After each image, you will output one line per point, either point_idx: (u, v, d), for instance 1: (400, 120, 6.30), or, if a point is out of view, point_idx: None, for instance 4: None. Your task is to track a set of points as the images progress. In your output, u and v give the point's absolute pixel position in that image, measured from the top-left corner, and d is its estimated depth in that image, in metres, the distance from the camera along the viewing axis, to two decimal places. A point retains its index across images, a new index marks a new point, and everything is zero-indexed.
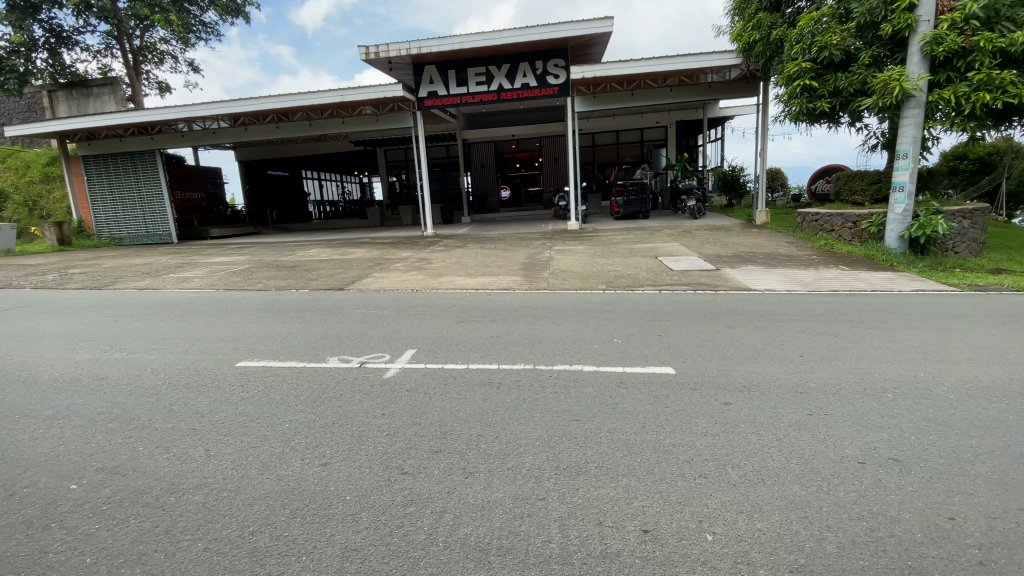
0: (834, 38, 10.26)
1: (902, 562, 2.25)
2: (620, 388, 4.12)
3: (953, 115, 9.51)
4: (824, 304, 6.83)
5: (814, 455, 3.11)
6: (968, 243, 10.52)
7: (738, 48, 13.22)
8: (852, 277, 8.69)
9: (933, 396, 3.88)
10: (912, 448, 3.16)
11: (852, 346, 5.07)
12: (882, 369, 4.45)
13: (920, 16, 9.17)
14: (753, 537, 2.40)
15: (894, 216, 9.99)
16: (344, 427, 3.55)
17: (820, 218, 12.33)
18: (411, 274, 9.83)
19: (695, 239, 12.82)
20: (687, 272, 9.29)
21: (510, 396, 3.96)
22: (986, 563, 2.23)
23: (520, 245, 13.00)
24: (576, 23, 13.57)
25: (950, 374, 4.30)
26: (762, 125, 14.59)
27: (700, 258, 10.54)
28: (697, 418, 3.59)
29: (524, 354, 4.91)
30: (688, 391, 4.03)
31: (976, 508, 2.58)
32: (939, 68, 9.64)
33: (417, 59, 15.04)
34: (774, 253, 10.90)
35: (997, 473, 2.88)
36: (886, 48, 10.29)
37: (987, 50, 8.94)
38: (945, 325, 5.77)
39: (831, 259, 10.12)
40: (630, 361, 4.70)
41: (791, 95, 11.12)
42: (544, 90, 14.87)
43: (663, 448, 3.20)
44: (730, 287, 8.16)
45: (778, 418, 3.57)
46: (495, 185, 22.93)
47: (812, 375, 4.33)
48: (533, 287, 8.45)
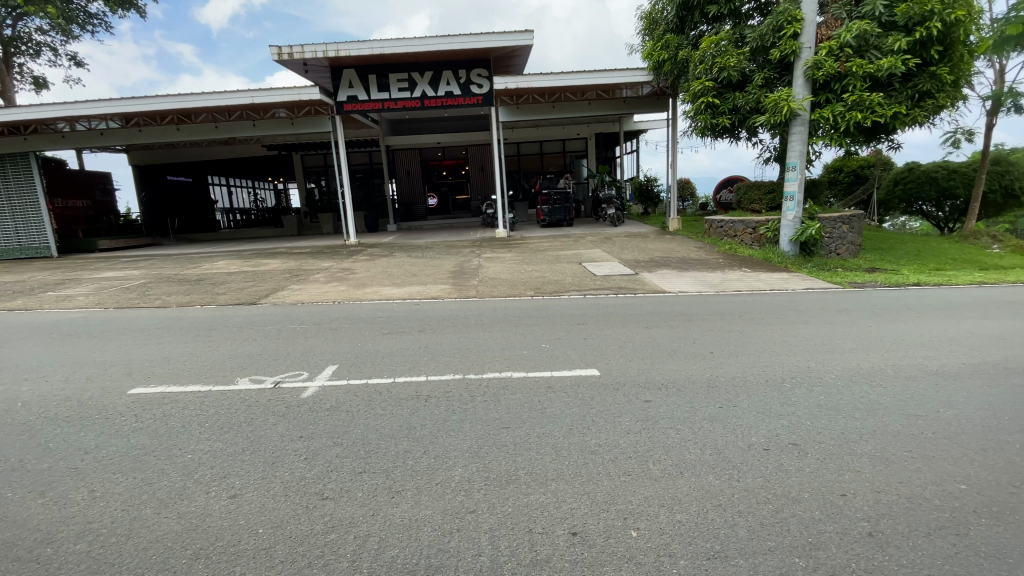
0: (732, 61, 11.25)
1: (803, 539, 2.46)
2: (548, 392, 4.18)
3: (832, 132, 10.72)
4: (730, 304, 7.41)
5: (725, 445, 3.33)
6: (848, 245, 11.84)
7: (648, 67, 14.07)
8: (753, 278, 9.52)
9: (824, 382, 4.34)
10: (808, 432, 3.48)
11: (755, 341, 5.52)
12: (781, 361, 4.88)
13: (803, 44, 10.33)
14: (674, 529, 2.51)
15: (786, 223, 11.16)
16: (255, 453, 3.28)
17: (724, 225, 13.33)
18: (333, 285, 9.39)
19: (616, 245, 13.42)
20: (609, 277, 9.65)
21: (440, 408, 3.87)
22: (873, 534, 2.48)
23: (447, 253, 12.91)
24: (497, 34, 13.81)
25: (836, 362, 4.82)
26: (672, 139, 15.59)
27: (622, 263, 11.04)
28: (621, 417, 3.72)
29: (453, 364, 4.84)
30: (613, 391, 4.19)
31: (863, 484, 2.89)
32: (820, 90, 10.79)
33: (335, 63, 14.50)
34: (685, 257, 11.67)
35: (878, 450, 3.24)
36: (776, 71, 11.48)
37: (858, 74, 10.12)
38: (831, 318, 6.48)
39: (734, 261, 11.03)
40: (557, 366, 4.79)
41: (696, 112, 12.00)
42: (467, 98, 14.93)
43: (589, 448, 3.28)
44: (648, 290, 8.62)
45: (694, 412, 3.80)
46: (421, 192, 22.62)
47: (721, 370, 4.65)
48: (462, 295, 8.41)
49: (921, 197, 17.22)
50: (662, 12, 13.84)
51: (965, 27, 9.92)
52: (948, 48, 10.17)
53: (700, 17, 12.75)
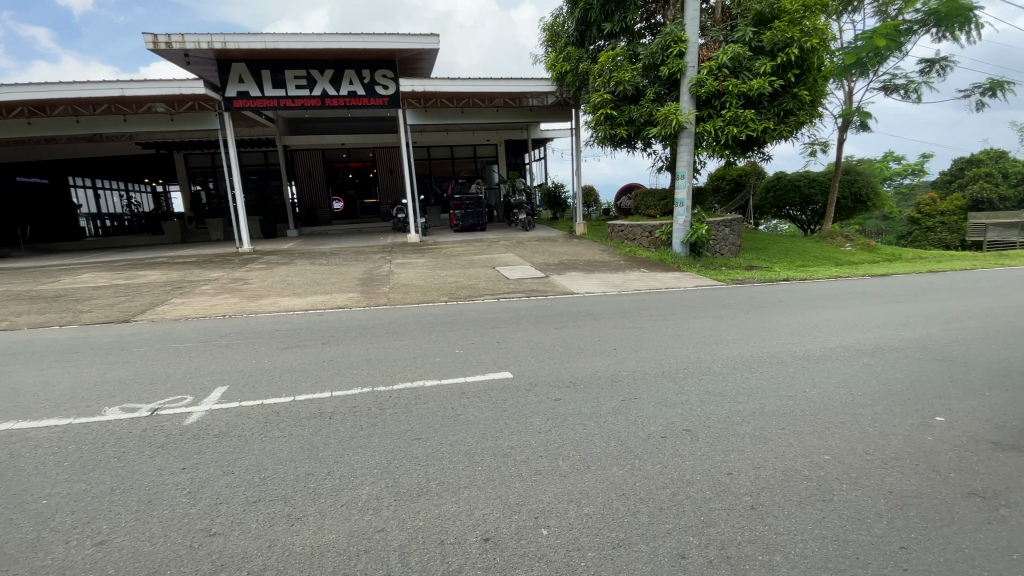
0: (626, 76, 12.03)
1: (696, 518, 2.67)
2: (461, 398, 4.15)
3: (714, 144, 11.84)
4: (633, 303, 7.90)
5: (628, 436, 3.53)
6: (729, 246, 13.13)
7: (551, 77, 14.60)
8: (651, 278, 10.23)
9: (712, 371, 4.77)
10: (699, 418, 3.80)
11: (654, 336, 5.93)
12: (677, 353, 5.28)
13: (687, 63, 11.36)
14: (582, 523, 2.61)
15: (678, 226, 12.15)
16: (127, 492, 2.90)
17: (624, 229, 14.15)
18: (224, 297, 8.59)
19: (527, 249, 13.73)
20: (521, 280, 9.83)
21: (346, 425, 3.69)
22: (755, 507, 2.76)
23: (355, 260, 12.39)
24: (402, 36, 13.57)
25: (723, 352, 5.31)
26: (576, 147, 16.30)
27: (533, 267, 11.31)
28: (532, 417, 3.80)
29: (361, 377, 4.63)
30: (525, 392, 4.26)
31: (746, 461, 3.21)
32: (703, 106, 11.86)
33: (221, 56, 13.35)
34: (592, 260, 12.25)
35: (757, 430, 3.62)
36: (665, 87, 12.43)
37: (734, 93, 11.26)
38: (718, 312, 7.15)
39: (635, 263, 11.77)
40: (470, 371, 4.77)
41: (596, 122, 12.68)
42: (371, 99, 14.48)
43: (501, 451, 3.31)
44: (558, 292, 8.93)
45: (600, 406, 3.99)
46: (325, 196, 21.52)
47: (625, 365, 4.93)
48: (371, 303, 8.12)
49: (788, 203, 19.71)
50: (563, 26, 14.48)
51: (818, 55, 11.41)
52: (806, 72, 11.59)
53: (598, 33, 13.49)
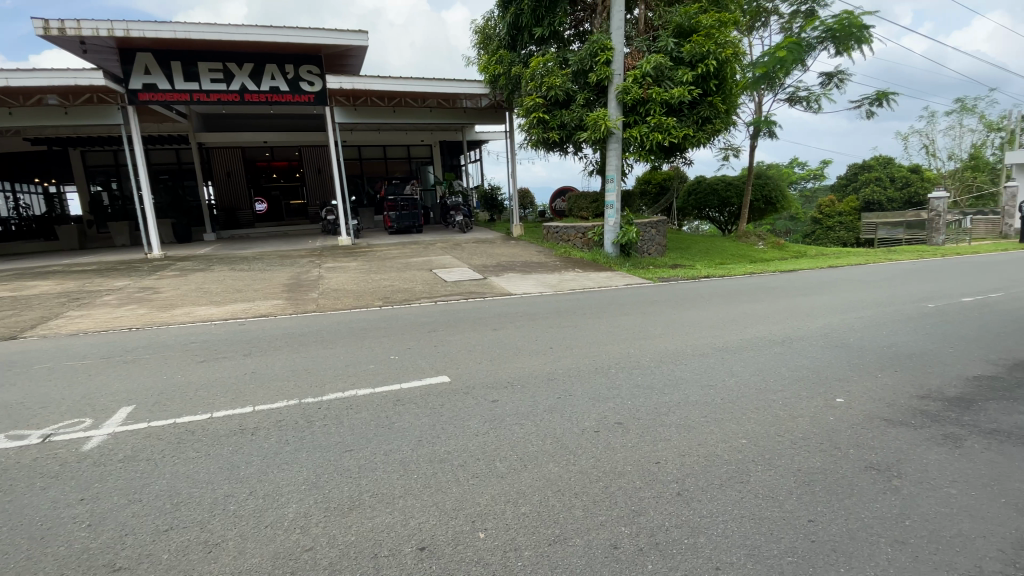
0: (557, 81, 12.32)
1: (627, 508, 2.78)
2: (396, 406, 4.05)
3: (640, 149, 12.37)
4: (568, 302, 8.09)
5: (563, 433, 3.60)
6: (656, 246, 13.78)
7: (484, 79, 14.64)
8: (585, 277, 10.52)
9: (642, 365, 4.98)
10: (630, 411, 3.96)
11: (588, 334, 6.11)
12: (609, 349, 5.48)
13: (614, 71, 11.86)
14: (519, 523, 2.63)
15: (609, 227, 12.61)
16: (11, 532, 2.56)
17: (559, 230, 14.45)
18: (131, 308, 7.84)
19: (464, 251, 13.66)
20: (458, 282, 9.76)
21: (271, 440, 3.49)
22: (681, 493, 2.92)
23: (282, 264, 11.76)
24: (327, 31, 13.06)
25: (652, 347, 5.56)
26: (510, 149, 16.45)
27: (470, 269, 11.27)
28: (469, 420, 3.79)
29: (288, 388, 4.40)
30: (462, 396, 4.23)
31: (673, 450, 3.38)
32: (630, 112, 12.38)
33: (124, 44, 12.21)
34: (528, 261, 12.41)
35: (683, 419, 3.82)
36: (594, 93, 12.84)
37: (657, 101, 11.84)
38: (648, 309, 7.48)
39: (570, 264, 12.05)
40: (405, 377, 4.67)
41: (529, 126, 12.88)
42: (296, 96, 13.83)
43: (437, 458, 3.27)
44: (495, 293, 8.96)
45: (536, 406, 4.04)
46: (248, 197, 20.29)
47: (560, 363, 5.03)
48: (300, 310, 7.74)
49: (707, 206, 21.03)
50: (495, 29, 14.60)
51: (732, 67, 12.25)
52: (722, 82, 12.36)
53: (529, 38, 13.70)
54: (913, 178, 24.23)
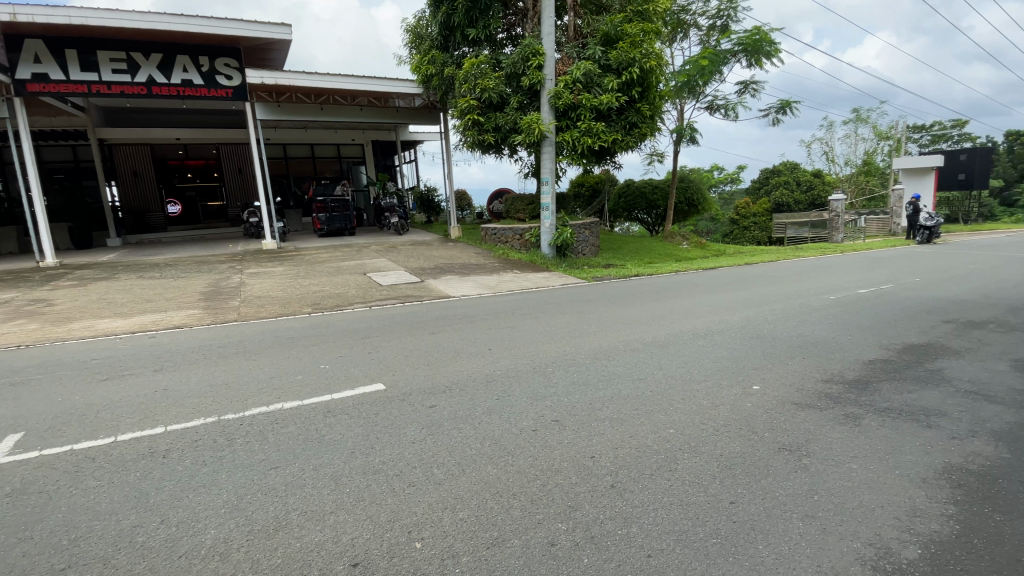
0: (490, 83, 12.39)
1: (563, 504, 2.83)
2: (327, 417, 3.88)
3: (573, 153, 12.69)
4: (505, 303, 8.13)
5: (502, 434, 3.61)
6: (590, 247, 14.17)
7: (416, 79, 14.40)
8: (523, 278, 10.64)
9: (578, 363, 5.11)
10: (566, 408, 4.04)
11: (525, 334, 6.17)
12: (546, 349, 5.57)
13: (545, 76, 12.10)
14: (457, 529, 2.60)
15: (545, 229, 12.86)
16: None
17: (497, 232, 14.50)
18: (18, 323, 6.97)
19: (400, 254, 13.36)
20: (394, 286, 9.53)
21: (188, 461, 3.23)
22: (615, 485, 3.01)
23: (200, 270, 10.94)
24: (247, 23, 12.31)
25: (587, 345, 5.71)
26: (445, 151, 16.31)
27: (406, 272, 11.04)
28: (405, 428, 3.70)
29: (208, 405, 4.10)
30: (397, 403, 4.13)
31: (607, 444, 3.49)
32: (562, 117, 12.67)
33: (9, 30, 10.86)
34: (466, 263, 12.36)
35: (616, 414, 3.96)
36: (527, 97, 13.03)
37: (587, 106, 12.22)
38: (583, 308, 7.68)
39: (508, 265, 12.13)
40: (337, 387, 4.49)
41: (464, 127, 12.84)
42: (213, 90, 12.92)
43: (371, 469, 3.16)
44: (432, 296, 8.84)
45: (474, 409, 4.01)
46: (158, 198, 18.71)
47: (498, 365, 5.05)
48: (221, 319, 7.24)
49: (636, 207, 21.98)
50: (427, 29, 14.46)
51: (656, 75, 12.85)
52: (647, 90, 12.94)
53: (461, 39, 13.66)
54: (815, 182, 26.65)
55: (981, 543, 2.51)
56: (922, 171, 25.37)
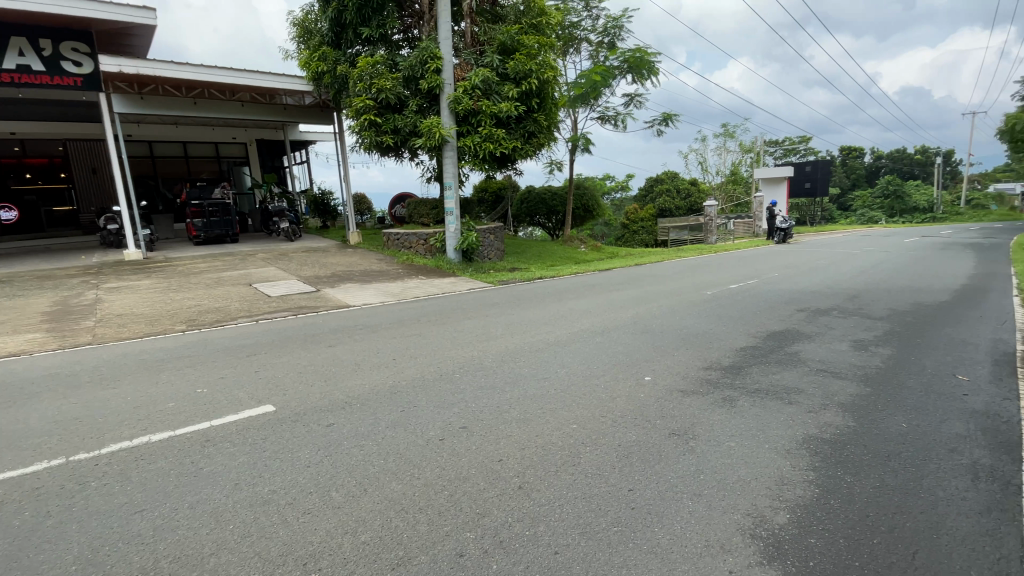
0: (387, 84, 12.05)
1: (472, 513, 2.79)
2: (206, 447, 3.47)
3: (475, 158, 12.74)
4: (409, 310, 7.93)
5: (407, 447, 3.49)
6: (495, 251, 14.32)
7: (306, 76, 13.45)
8: (428, 284, 10.45)
9: (484, 367, 5.12)
10: (474, 414, 4.00)
11: (429, 341, 6.06)
12: (452, 354, 5.51)
13: (444, 80, 12.03)
14: (359, 554, 2.46)
15: (450, 234, 12.75)
16: None
17: (399, 237, 14.11)
18: None
19: (292, 262, 12.46)
20: (286, 297, 8.86)
21: (22, 517, 2.70)
22: (523, 487, 3.04)
23: (40, 286, 9.29)
24: (101, 5, 10.75)
25: (493, 348, 5.75)
26: (341, 153, 15.54)
27: (300, 281, 10.31)
28: (300, 450, 3.43)
29: (51, 446, 3.47)
30: (290, 424, 3.82)
31: (514, 446, 3.52)
32: (462, 122, 12.68)
33: None
34: (366, 270, 11.85)
35: (522, 415, 4.01)
36: (426, 100, 12.86)
37: (487, 113, 12.36)
38: (487, 311, 7.72)
39: (411, 271, 11.85)
40: (219, 412, 4.04)
41: (360, 128, 12.35)
42: (57, 78, 11.01)
43: (260, 500, 2.88)
44: (330, 305, 8.34)
45: (376, 424, 3.83)
46: None
47: (402, 375, 4.88)
48: (69, 342, 6.19)
49: (537, 212, 22.66)
50: (317, 25, 13.73)
51: (551, 86, 13.34)
52: (544, 100, 13.40)
53: (354, 37, 13.10)
54: (693, 190, 29.52)
55: (835, 502, 2.90)
56: (776, 180, 29.23)
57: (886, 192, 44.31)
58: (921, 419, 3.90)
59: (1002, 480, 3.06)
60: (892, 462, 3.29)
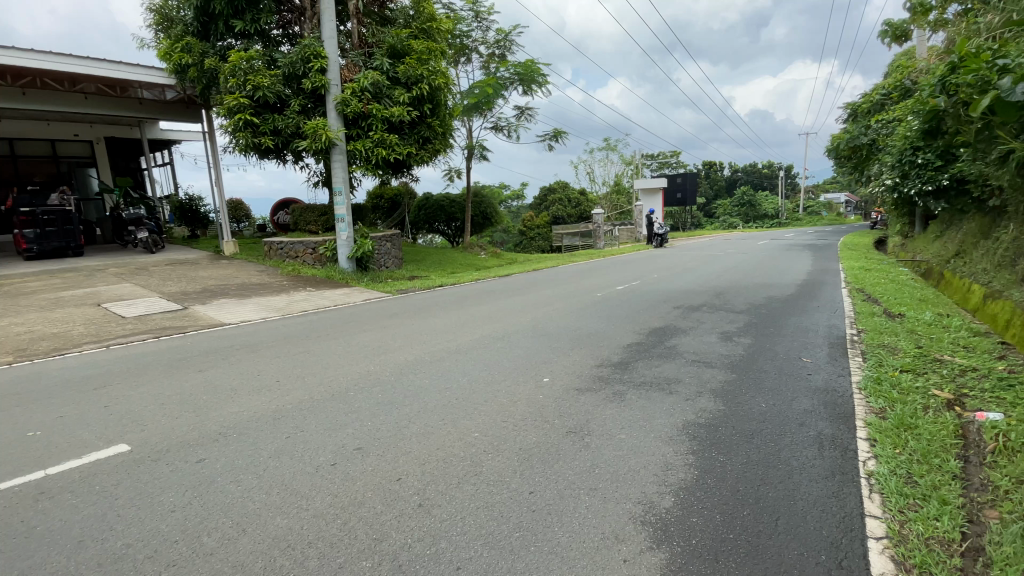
0: (264, 81, 11.15)
1: (368, 539, 2.63)
2: (37, 503, 2.89)
3: (366, 163, 12.24)
4: (296, 325, 7.35)
5: (293, 476, 3.20)
6: (392, 259, 13.84)
7: (167, 68, 12.02)
8: (317, 296, 9.78)
9: (380, 382, 4.89)
10: (369, 433, 3.80)
11: (319, 358, 5.66)
12: (346, 371, 5.20)
13: (330, 80, 11.41)
14: None
15: (341, 242, 12.09)
16: None
17: (284, 246, 13.07)
18: None
19: (153, 276, 10.96)
20: (146, 317, 7.75)
21: None
22: (422, 505, 2.93)
23: None
24: None
25: (390, 361, 5.52)
26: (212, 154, 14.04)
27: (163, 298, 9.09)
28: (164, 493, 3.00)
29: None
30: (151, 464, 3.32)
31: (412, 463, 3.38)
32: (352, 125, 12.14)
33: None
34: (245, 283, 10.80)
35: (422, 428, 3.89)
36: (310, 101, 12.11)
37: (379, 117, 11.94)
38: (383, 323, 7.42)
39: (298, 282, 11.03)
40: (56, 459, 3.39)
41: (234, 128, 11.27)
42: None
43: (111, 558, 2.46)
44: (202, 324, 7.46)
45: (257, 454, 3.48)
46: None
47: (289, 397, 4.49)
48: None
49: (436, 219, 22.38)
50: (178, 12, 12.32)
51: (444, 93, 13.25)
52: (437, 107, 13.26)
53: (225, 29, 11.96)
54: (582, 200, 31.26)
55: (711, 482, 3.18)
56: (653, 190, 32.06)
57: (742, 201, 50.74)
58: (777, 399, 4.45)
59: (840, 447, 3.58)
60: (756, 440, 3.70)
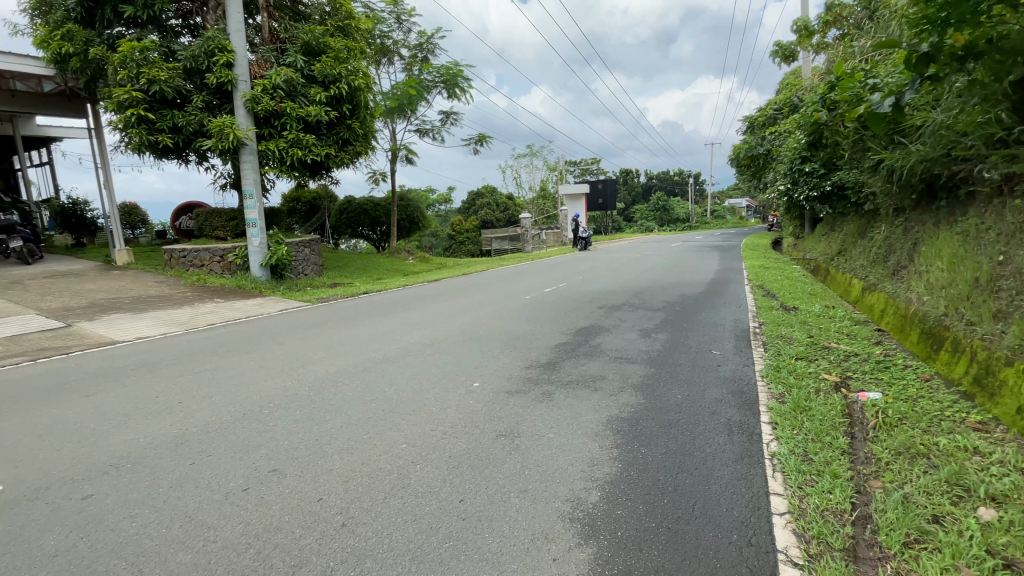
0: (161, 74, 10.20)
1: (285, 566, 2.45)
2: None
3: (280, 164, 11.54)
4: (203, 340, 6.76)
5: (199, 506, 2.92)
6: (311, 266, 13.14)
7: (42, 56, 10.69)
8: (227, 307, 9.06)
9: (299, 396, 4.61)
10: (287, 452, 3.56)
11: (230, 374, 5.23)
12: (260, 387, 4.84)
13: (237, 76, 10.67)
14: None
15: (254, 248, 11.32)
16: None
17: (187, 254, 11.99)
18: None
19: (26, 290, 9.60)
20: (17, 337, 6.76)
21: None
22: (345, 524, 2.78)
23: None
24: None
25: (310, 374, 5.23)
26: (100, 153, 12.61)
27: (39, 314, 7.99)
28: (39, 539, 2.61)
29: None
30: (22, 507, 2.89)
31: (335, 481, 3.21)
32: (263, 125, 11.41)
33: None
34: (141, 295, 9.76)
35: (345, 443, 3.71)
36: (215, 97, 11.25)
37: (293, 116, 11.32)
38: (302, 334, 7.01)
39: (204, 293, 10.15)
40: None
41: (125, 124, 10.20)
42: None
43: None
44: (88, 343, 6.64)
45: (156, 484, 3.14)
46: None
47: (194, 419, 4.11)
48: None
49: (359, 224, 21.60)
50: None
51: (365, 93, 12.81)
52: (358, 108, 12.79)
53: (113, 15, 10.82)
54: (509, 204, 31.65)
55: (634, 474, 3.31)
56: (577, 195, 33.19)
57: (658, 205, 53.96)
58: (692, 391, 4.73)
59: (747, 432, 3.86)
60: (674, 430, 3.91)
